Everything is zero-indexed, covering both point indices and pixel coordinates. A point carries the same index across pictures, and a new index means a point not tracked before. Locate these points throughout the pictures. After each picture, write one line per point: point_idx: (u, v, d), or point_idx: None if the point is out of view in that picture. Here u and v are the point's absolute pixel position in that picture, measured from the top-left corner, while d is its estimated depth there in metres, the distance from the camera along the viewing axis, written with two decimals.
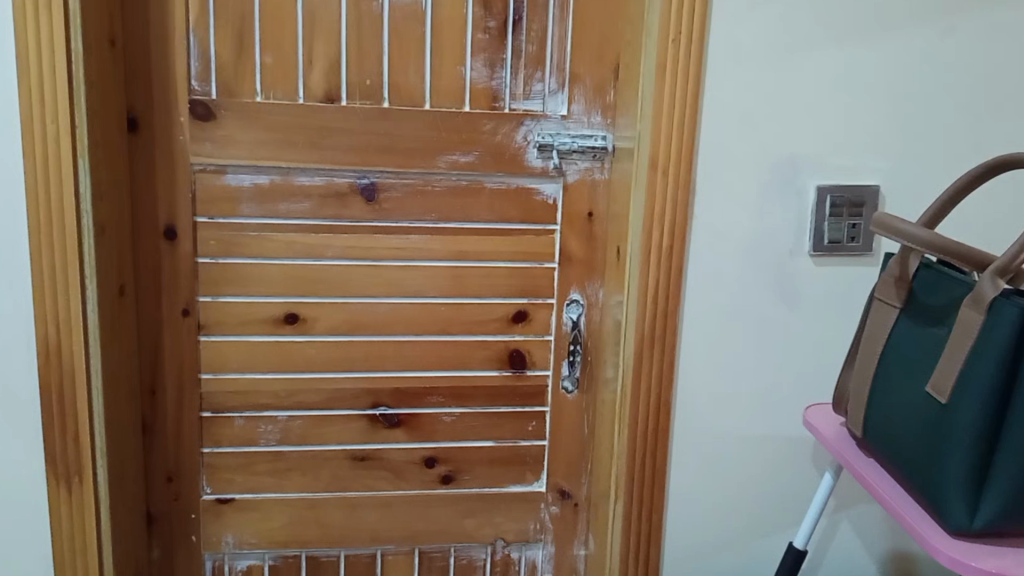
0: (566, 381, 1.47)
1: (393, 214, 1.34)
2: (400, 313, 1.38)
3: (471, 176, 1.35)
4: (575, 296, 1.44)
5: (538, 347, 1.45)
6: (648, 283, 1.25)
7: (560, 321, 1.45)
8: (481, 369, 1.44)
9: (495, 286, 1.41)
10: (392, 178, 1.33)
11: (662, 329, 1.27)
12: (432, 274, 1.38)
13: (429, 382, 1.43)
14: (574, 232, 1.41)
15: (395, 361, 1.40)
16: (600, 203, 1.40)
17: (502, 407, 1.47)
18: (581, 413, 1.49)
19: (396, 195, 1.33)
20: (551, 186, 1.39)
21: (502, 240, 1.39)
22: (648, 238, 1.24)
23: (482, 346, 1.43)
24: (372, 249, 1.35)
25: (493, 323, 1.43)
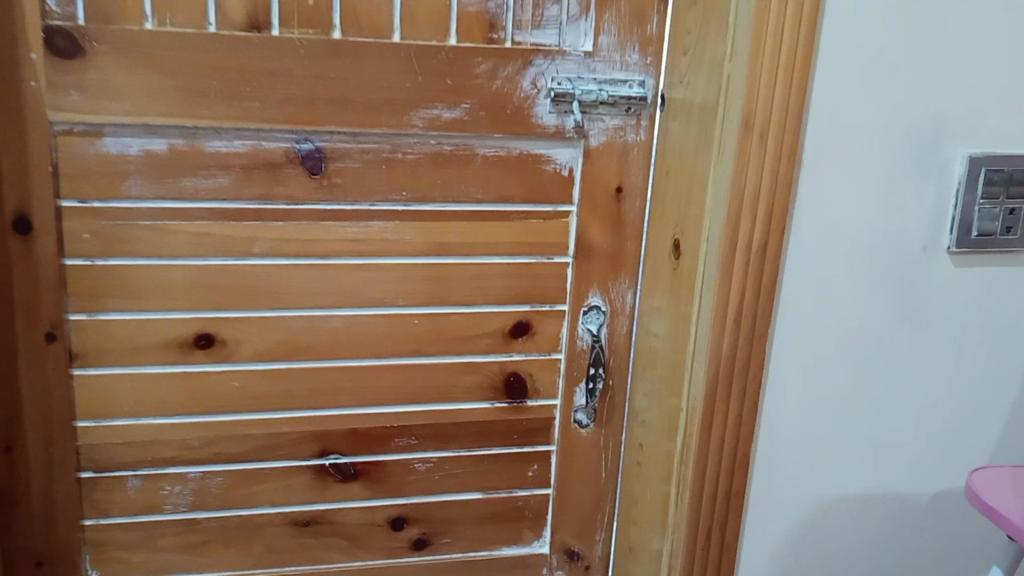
0: (579, 414, 1.10)
1: (346, 193, 0.95)
2: (356, 330, 1.00)
3: (458, 139, 0.96)
4: (595, 301, 1.06)
5: (543, 370, 1.08)
6: (727, 303, 0.85)
7: (575, 335, 1.07)
8: (467, 402, 1.07)
9: (487, 290, 1.02)
10: (346, 143, 0.93)
11: (741, 367, 0.88)
12: (403, 276, 0.99)
13: (398, 420, 1.05)
14: (596, 216, 1.02)
15: (351, 395, 1.02)
16: (634, 177, 1.01)
17: (494, 449, 1.10)
18: (598, 451, 1.13)
19: (351, 166, 0.94)
20: (566, 151, 0.99)
21: (499, 227, 1.00)
22: (728, 239, 0.84)
23: (469, 370, 1.05)
24: (317, 243, 0.95)
25: (483, 339, 1.04)
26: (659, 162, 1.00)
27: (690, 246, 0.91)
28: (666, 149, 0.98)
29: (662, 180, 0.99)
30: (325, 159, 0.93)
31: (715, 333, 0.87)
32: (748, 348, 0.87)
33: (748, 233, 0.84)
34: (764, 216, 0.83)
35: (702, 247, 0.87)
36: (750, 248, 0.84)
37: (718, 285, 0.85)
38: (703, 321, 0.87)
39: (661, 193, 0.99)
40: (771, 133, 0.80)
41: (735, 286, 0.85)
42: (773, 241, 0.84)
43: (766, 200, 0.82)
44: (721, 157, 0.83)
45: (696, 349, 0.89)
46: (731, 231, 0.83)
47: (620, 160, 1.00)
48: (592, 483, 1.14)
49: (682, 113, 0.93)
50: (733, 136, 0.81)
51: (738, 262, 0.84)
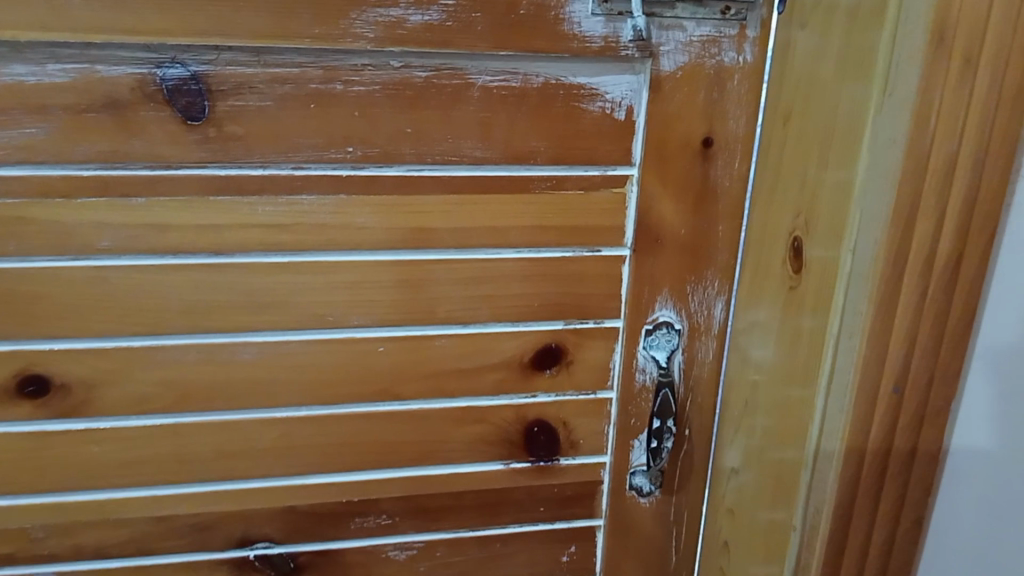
0: (638, 478, 0.73)
1: (250, 150, 0.58)
2: (282, 366, 0.64)
3: (440, 60, 0.58)
4: (663, 316, 0.67)
5: (584, 418, 0.70)
6: (884, 359, 0.46)
7: (630, 367, 0.69)
8: (468, 465, 0.70)
9: (494, 301, 0.65)
10: (245, 66, 0.56)
11: (900, 469, 0.48)
12: (353, 282, 0.62)
13: (361, 493, 0.70)
14: (669, 184, 0.63)
15: (284, 461, 0.67)
16: (732, 121, 0.62)
17: (510, 527, 0.74)
18: (669, 528, 0.76)
19: (256, 107, 0.57)
20: (621, 81, 0.60)
21: (511, 201, 0.62)
22: (891, 249, 0.44)
23: (469, 418, 0.69)
24: (210, 232, 0.59)
25: (489, 374, 0.67)
26: (775, 99, 0.60)
27: (829, 250, 0.50)
28: (788, 79, 0.58)
29: (779, 132, 0.59)
30: (208, 93, 0.56)
31: (856, 400, 0.47)
32: (913, 437, 0.47)
33: (935, 237, 0.43)
34: (963, 206, 0.43)
35: (848, 259, 0.47)
36: (933, 263, 0.44)
37: (871, 331, 0.45)
38: (841, 381, 0.47)
39: (777, 153, 0.59)
40: (979, 55, 0.41)
41: (902, 330, 0.45)
42: (979, 236, 0.43)
43: (967, 169, 0.42)
44: (899, 101, 0.42)
45: (826, 431, 0.49)
46: (900, 233, 0.43)
47: (710, 94, 0.61)
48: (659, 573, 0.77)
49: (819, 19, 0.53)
50: (913, 62, 0.41)
51: (910, 288, 0.44)
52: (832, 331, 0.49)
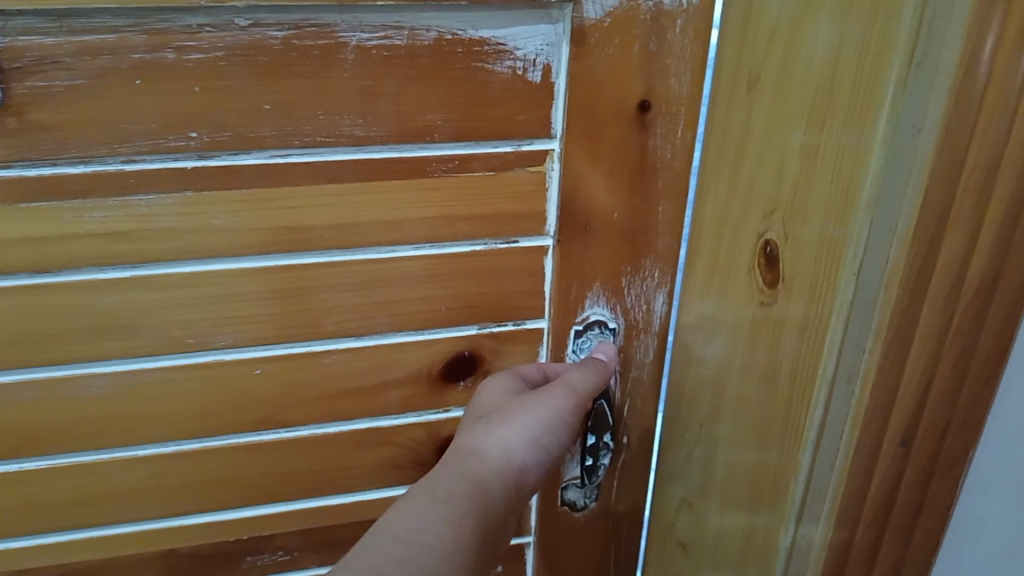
0: (571, 494, 0.62)
1: (65, 142, 0.45)
2: (135, 399, 0.52)
3: (298, 15, 0.44)
4: (595, 315, 0.56)
5: None
6: (892, 411, 0.37)
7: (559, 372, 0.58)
8: (375, 493, 0.59)
9: (392, 307, 0.53)
10: (45, 34, 0.43)
11: (899, 533, 0.41)
12: (217, 295, 0.50)
13: (249, 532, 0.58)
14: (598, 158, 0.52)
15: (150, 503, 0.56)
16: (674, 79, 0.50)
17: None
18: (608, 543, 0.65)
19: (66, 87, 0.44)
20: (535, 33, 0.48)
21: (406, 188, 0.50)
22: (907, 282, 0.35)
23: (372, 442, 0.57)
24: (28, 246, 0.47)
25: (391, 392, 0.55)
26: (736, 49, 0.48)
27: (822, 253, 0.40)
28: (751, 37, 0.47)
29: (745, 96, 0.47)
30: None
31: (855, 462, 0.39)
32: (921, 491, 0.39)
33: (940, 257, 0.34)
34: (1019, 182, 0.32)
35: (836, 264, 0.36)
36: (958, 293, 0.35)
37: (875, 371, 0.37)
38: (833, 435, 0.40)
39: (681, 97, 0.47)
40: None
41: (913, 370, 0.36)
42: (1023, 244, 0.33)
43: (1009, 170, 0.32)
44: (934, 79, 0.32)
45: (814, 485, 0.42)
46: (922, 255, 0.34)
47: (647, 46, 0.49)
48: None
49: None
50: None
51: (921, 338, 0.36)
52: (823, 373, 0.40)
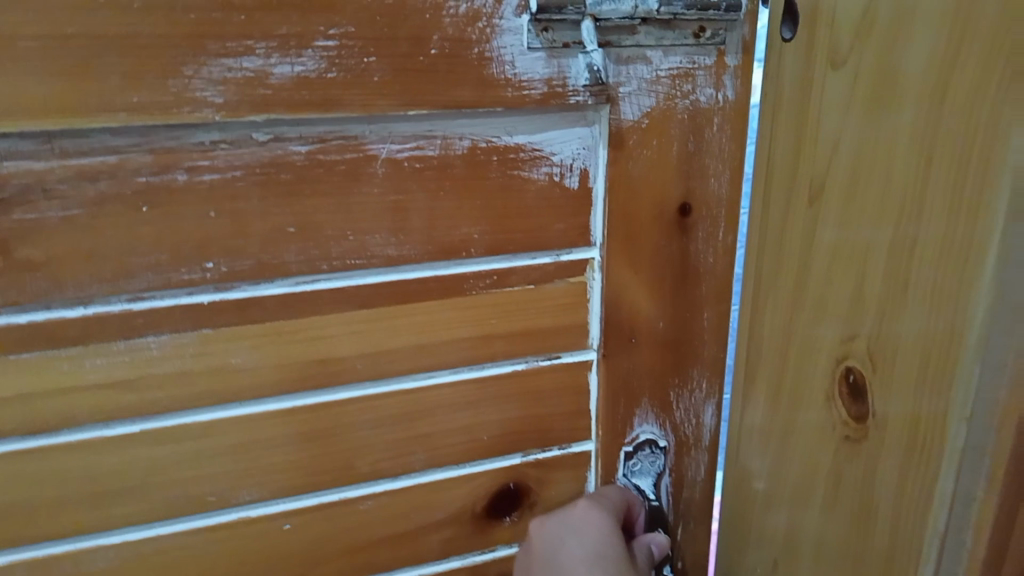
0: None
1: (59, 284, 0.40)
2: (151, 568, 0.46)
3: (322, 128, 0.41)
4: (644, 434, 0.51)
5: None
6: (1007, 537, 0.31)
7: None
8: None
9: (428, 441, 0.48)
10: (34, 159, 0.38)
11: None
12: (240, 444, 0.46)
13: None
14: (640, 268, 0.48)
15: None
16: (713, 178, 0.47)
17: None
18: None
19: (58, 219, 0.39)
20: (571, 135, 0.44)
21: (439, 309, 0.46)
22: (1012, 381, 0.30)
23: None
24: (21, 405, 0.41)
25: (432, 534, 0.51)
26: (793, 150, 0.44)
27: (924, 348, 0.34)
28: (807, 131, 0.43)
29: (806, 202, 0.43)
30: None
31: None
32: None
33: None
34: None
35: (962, 430, 0.32)
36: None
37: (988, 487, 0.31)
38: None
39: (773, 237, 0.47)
40: None
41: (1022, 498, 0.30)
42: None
43: None
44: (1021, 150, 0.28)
45: None
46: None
47: (685, 144, 0.46)
48: None
49: (847, 81, 0.39)
50: None
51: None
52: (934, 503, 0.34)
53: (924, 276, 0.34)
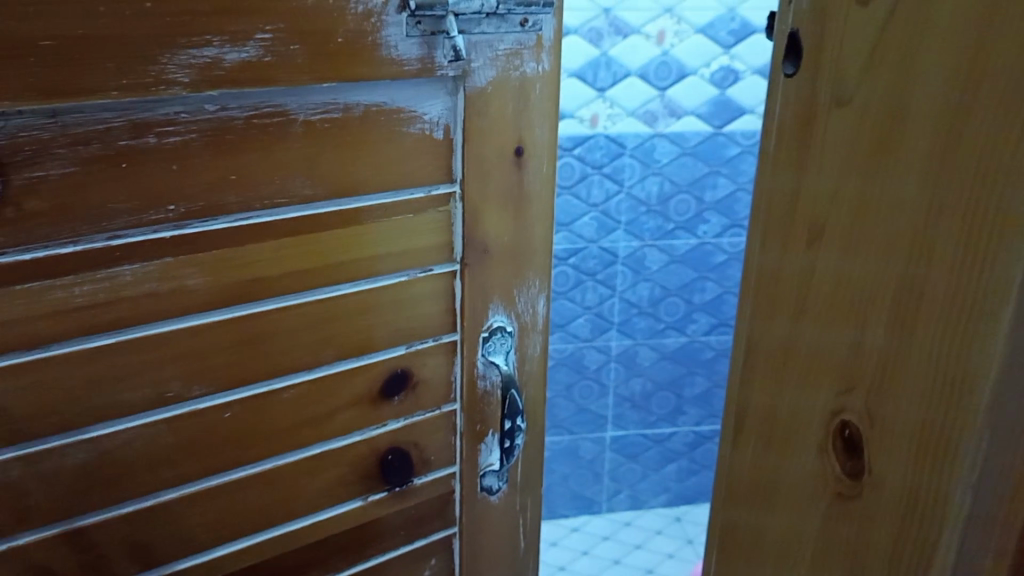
0: (488, 479, 0.72)
1: (58, 228, 0.52)
2: (119, 458, 0.57)
3: (257, 98, 0.54)
4: (497, 322, 0.68)
5: (436, 435, 0.69)
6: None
7: (472, 375, 0.68)
8: (325, 510, 0.66)
9: (335, 340, 0.62)
10: (41, 130, 0.50)
11: None
12: (190, 349, 0.57)
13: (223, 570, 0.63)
14: (489, 199, 0.63)
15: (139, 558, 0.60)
16: (538, 128, 0.63)
17: (376, 559, 0.70)
18: (517, 517, 0.76)
19: (59, 175, 0.51)
20: (435, 100, 0.59)
21: (344, 236, 0.59)
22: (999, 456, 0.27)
23: (325, 466, 0.65)
24: (19, 323, 0.52)
25: (341, 418, 0.64)
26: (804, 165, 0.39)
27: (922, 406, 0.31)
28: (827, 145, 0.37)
29: (811, 215, 0.39)
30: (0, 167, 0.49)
31: None
32: None
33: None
34: None
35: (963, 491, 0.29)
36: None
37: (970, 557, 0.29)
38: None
39: (756, 266, 0.44)
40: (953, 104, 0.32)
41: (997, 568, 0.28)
42: None
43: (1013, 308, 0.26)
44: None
45: None
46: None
47: (518, 104, 0.62)
48: (512, 562, 0.78)
49: (848, 121, 0.36)
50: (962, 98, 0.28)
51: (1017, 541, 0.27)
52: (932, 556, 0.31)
53: (883, 334, 0.33)
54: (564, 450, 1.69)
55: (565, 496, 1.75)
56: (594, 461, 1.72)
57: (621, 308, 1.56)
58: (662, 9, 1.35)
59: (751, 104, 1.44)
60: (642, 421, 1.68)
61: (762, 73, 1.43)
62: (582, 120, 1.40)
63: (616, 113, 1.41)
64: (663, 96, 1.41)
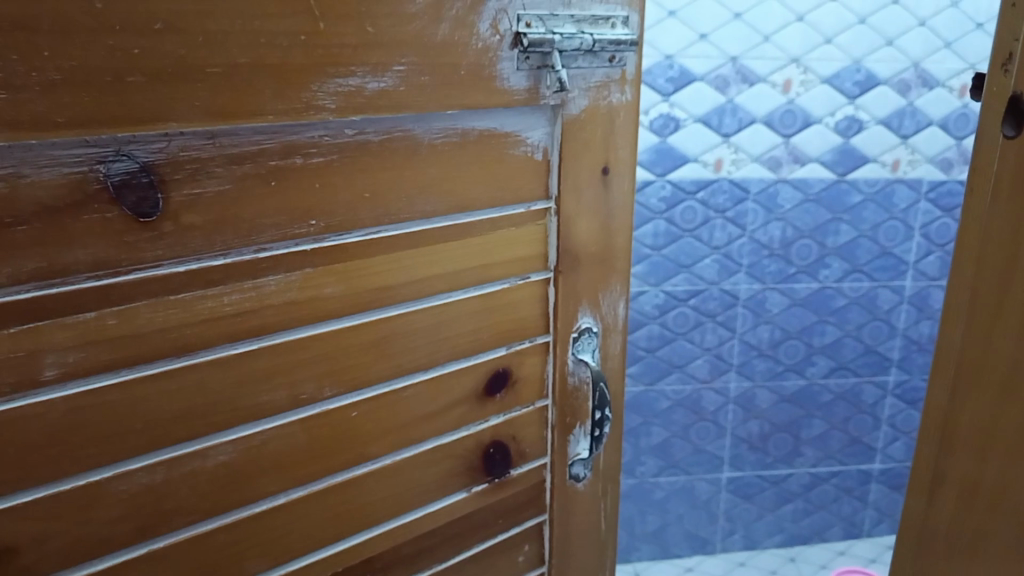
0: (577, 468, 0.80)
1: (210, 242, 0.58)
2: (257, 455, 0.64)
3: (389, 123, 0.61)
4: (586, 323, 0.75)
5: (530, 428, 0.76)
6: None
7: (564, 372, 0.76)
8: (438, 501, 0.73)
9: (448, 343, 0.69)
10: (200, 150, 0.56)
11: None
12: (326, 353, 0.64)
13: (350, 557, 0.70)
14: (581, 212, 0.71)
15: (276, 547, 0.67)
16: (621, 151, 0.71)
17: (477, 546, 0.77)
18: (600, 504, 0.84)
19: (213, 191, 0.57)
20: (538, 126, 0.67)
21: (463, 246, 0.67)
22: None
23: (436, 459, 0.72)
24: (171, 332, 0.58)
25: (450, 414, 0.71)
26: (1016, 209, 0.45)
27: None
28: None
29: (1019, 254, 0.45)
30: (161, 184, 0.55)
31: None
32: None
33: None
34: None
35: None
36: None
37: None
38: None
39: (969, 287, 0.49)
40: None
41: None
42: None
43: None
44: None
45: None
46: None
47: (606, 128, 0.69)
48: (598, 543, 0.86)
49: None
50: None
51: None
52: None
53: None
54: (639, 492, 1.96)
55: (680, 536, 2.04)
56: (710, 501, 1.99)
57: (741, 349, 1.80)
58: (789, 60, 1.57)
59: (875, 153, 1.66)
60: (760, 462, 1.93)
61: (886, 124, 1.64)
62: (766, 163, 1.64)
63: (740, 159, 1.64)
64: (787, 143, 1.64)
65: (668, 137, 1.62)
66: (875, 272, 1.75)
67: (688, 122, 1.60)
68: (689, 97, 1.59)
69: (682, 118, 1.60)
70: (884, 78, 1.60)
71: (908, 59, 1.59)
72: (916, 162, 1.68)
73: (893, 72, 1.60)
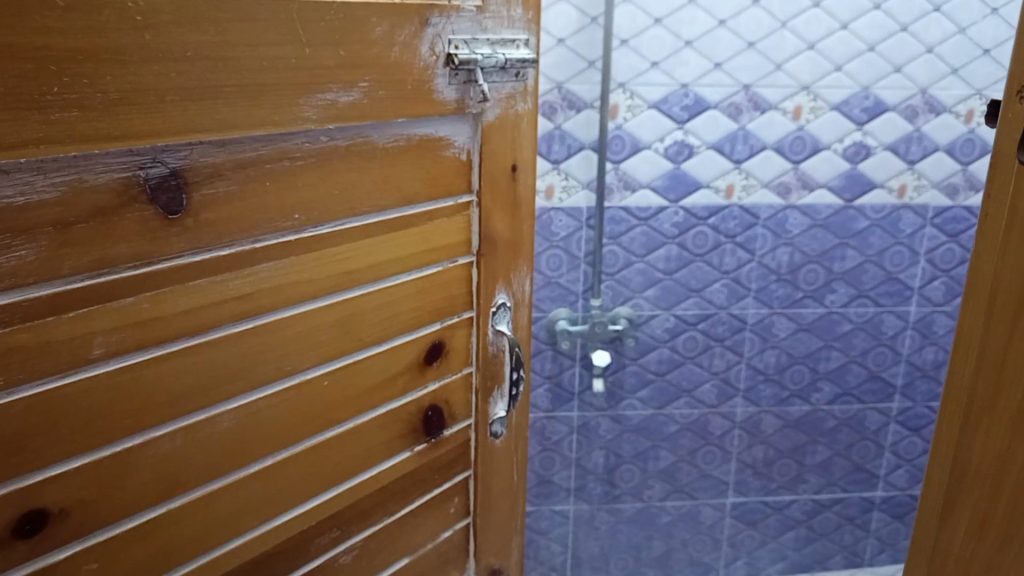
0: (496, 426, 0.96)
1: (221, 236, 0.68)
2: (254, 422, 0.74)
3: (353, 131, 0.74)
4: (502, 298, 0.92)
5: (456, 391, 0.91)
6: None
7: (486, 342, 0.92)
8: (391, 460, 0.86)
9: (395, 319, 0.82)
10: (213, 156, 0.66)
11: None
12: (306, 330, 0.76)
13: (325, 510, 0.82)
14: (495, 203, 0.88)
15: (269, 505, 0.77)
16: (525, 150, 0.89)
17: (418, 500, 0.91)
18: (511, 457, 1.01)
19: (222, 192, 0.67)
20: (461, 130, 0.83)
21: (407, 234, 0.81)
22: None
23: (389, 420, 0.85)
24: (190, 314, 0.67)
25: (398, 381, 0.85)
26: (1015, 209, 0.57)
27: None
28: None
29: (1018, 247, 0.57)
30: (183, 185, 0.65)
31: None
32: None
33: None
34: None
35: None
36: None
37: None
38: None
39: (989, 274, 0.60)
40: None
41: None
42: None
43: None
44: None
45: None
46: None
47: (514, 133, 0.87)
48: (508, 491, 1.02)
49: None
50: None
51: None
52: None
53: None
54: (646, 516, 1.96)
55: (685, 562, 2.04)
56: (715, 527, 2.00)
57: (749, 374, 1.83)
58: (800, 88, 1.60)
59: (881, 178, 1.69)
60: (763, 487, 1.95)
61: (892, 150, 1.67)
62: (774, 188, 1.67)
63: (751, 184, 1.66)
64: (796, 169, 1.66)
65: (682, 163, 1.64)
66: (881, 296, 1.79)
67: (700, 149, 1.63)
68: (704, 125, 1.61)
69: (695, 146, 1.63)
70: (891, 105, 1.63)
71: (916, 85, 1.62)
72: (920, 187, 1.71)
73: (902, 98, 1.63)
